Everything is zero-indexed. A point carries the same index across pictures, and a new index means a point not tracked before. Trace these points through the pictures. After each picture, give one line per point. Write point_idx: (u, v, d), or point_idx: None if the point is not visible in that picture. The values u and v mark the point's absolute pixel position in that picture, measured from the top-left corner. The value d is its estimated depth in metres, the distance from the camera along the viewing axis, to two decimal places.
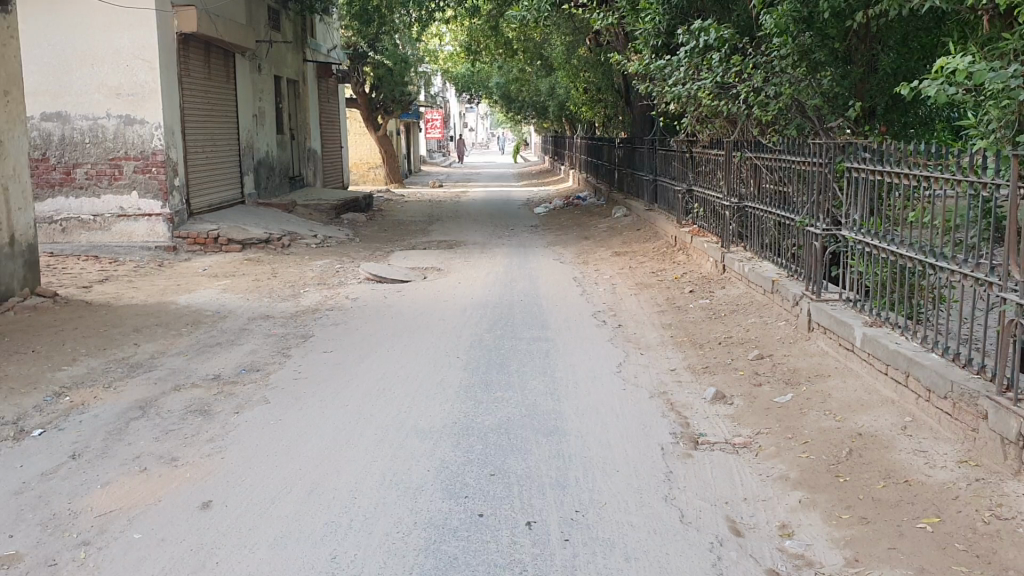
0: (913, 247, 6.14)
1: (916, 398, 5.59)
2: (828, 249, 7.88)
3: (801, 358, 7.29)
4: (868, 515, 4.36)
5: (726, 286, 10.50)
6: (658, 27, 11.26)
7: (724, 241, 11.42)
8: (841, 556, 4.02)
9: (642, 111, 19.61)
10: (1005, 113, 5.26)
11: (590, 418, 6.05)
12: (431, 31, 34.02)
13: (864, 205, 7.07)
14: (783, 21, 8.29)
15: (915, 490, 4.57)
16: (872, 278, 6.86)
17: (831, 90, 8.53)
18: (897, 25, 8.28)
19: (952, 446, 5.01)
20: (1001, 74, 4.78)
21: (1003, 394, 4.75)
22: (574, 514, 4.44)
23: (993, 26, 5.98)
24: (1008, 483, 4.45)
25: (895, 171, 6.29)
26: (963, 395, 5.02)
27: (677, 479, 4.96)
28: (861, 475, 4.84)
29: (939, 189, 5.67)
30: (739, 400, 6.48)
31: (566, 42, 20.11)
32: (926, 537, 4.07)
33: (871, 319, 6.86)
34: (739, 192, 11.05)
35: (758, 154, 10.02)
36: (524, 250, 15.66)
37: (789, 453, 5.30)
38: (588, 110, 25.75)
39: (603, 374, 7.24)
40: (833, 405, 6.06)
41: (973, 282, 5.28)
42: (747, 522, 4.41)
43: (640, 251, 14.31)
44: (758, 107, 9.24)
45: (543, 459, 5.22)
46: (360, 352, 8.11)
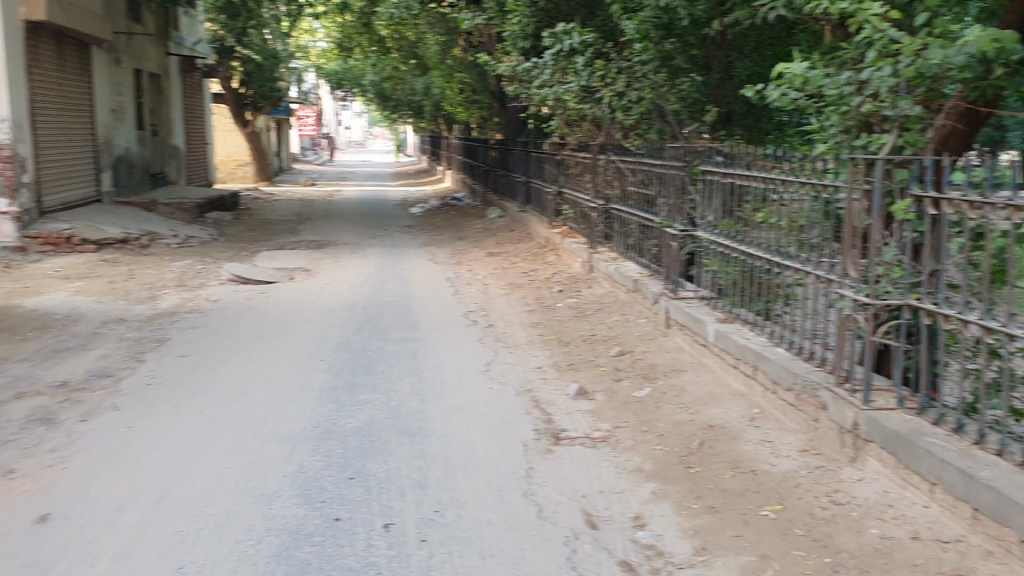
0: (762, 248, 6.44)
1: (763, 391, 5.85)
2: (685, 249, 8.13)
3: (659, 354, 7.51)
4: (717, 504, 4.53)
5: (593, 286, 10.68)
6: (525, 30, 11.43)
7: (592, 242, 11.66)
8: (690, 545, 4.15)
9: (514, 113, 19.74)
10: (844, 120, 5.29)
11: (452, 418, 6.06)
12: (303, 27, 33.37)
13: (718, 208, 7.34)
14: (644, 28, 8.55)
15: (760, 479, 4.77)
16: (725, 278, 7.15)
17: (689, 96, 8.95)
18: (750, 36, 8.70)
19: (795, 436, 5.27)
20: (836, 80, 5.00)
21: (841, 385, 5.00)
22: (433, 515, 4.44)
23: (834, 36, 6.28)
24: (845, 470, 4.70)
25: (746, 175, 6.56)
26: (805, 387, 5.28)
27: (536, 475, 5.02)
28: (711, 466, 5.03)
29: (786, 192, 5.93)
30: (599, 395, 6.61)
31: (440, 41, 19.66)
32: (768, 525, 4.25)
33: (724, 316, 7.14)
34: (604, 194, 11.29)
35: (622, 157, 10.26)
36: (396, 250, 15.57)
37: (645, 445, 5.45)
38: (463, 112, 25.63)
39: (468, 374, 7.27)
40: (688, 399, 6.26)
41: (816, 279, 5.56)
42: (602, 515, 4.51)
43: (511, 251, 14.43)
44: (621, 111, 9.45)
45: (404, 460, 5.21)
46: (219, 356, 7.87)
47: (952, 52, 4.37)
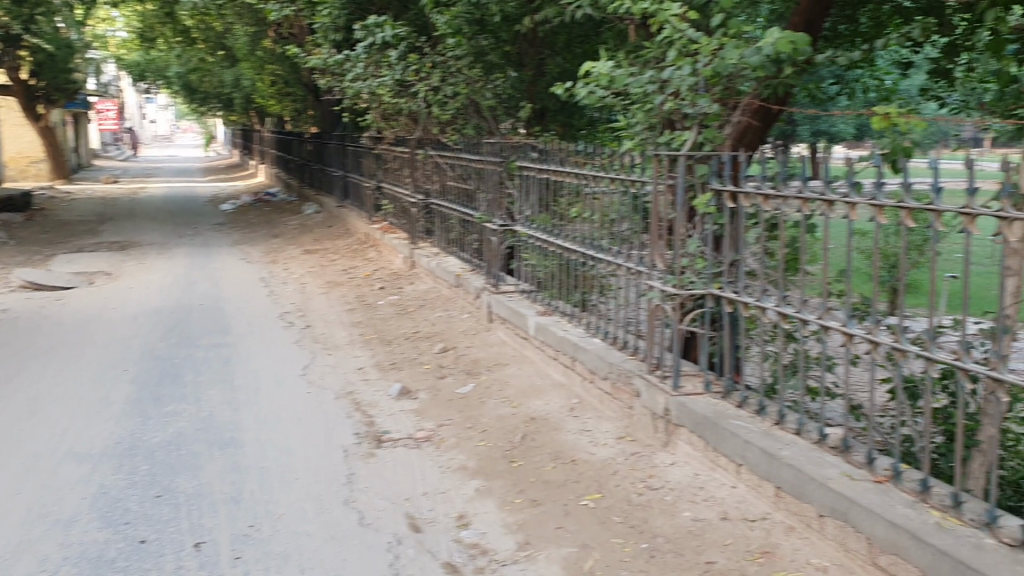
0: (577, 241, 6.57)
1: (581, 381, 5.97)
2: (504, 244, 8.18)
3: (481, 349, 7.53)
4: (538, 498, 4.57)
5: (414, 282, 10.60)
6: (336, 22, 11.07)
7: (413, 238, 11.57)
8: (513, 541, 4.16)
9: (330, 107, 19.31)
10: (648, 117, 5.37)
11: (269, 426, 5.84)
12: (99, 15, 31.36)
13: (535, 202, 7.41)
14: (456, 22, 8.52)
15: (580, 469, 4.86)
16: (544, 271, 7.25)
17: (504, 92, 9.10)
18: (560, 34, 8.84)
19: (612, 424, 5.40)
20: (640, 78, 5.11)
21: (654, 372, 5.16)
22: (248, 530, 4.25)
23: (638, 35, 6.46)
24: (659, 455, 4.85)
25: (560, 170, 6.65)
26: (620, 375, 5.42)
27: (357, 481, 4.91)
28: (533, 459, 5.07)
29: (597, 187, 6.04)
30: (422, 394, 6.56)
31: (249, 32, 18.88)
32: (588, 515, 4.32)
33: (544, 309, 7.24)
34: (424, 189, 11.22)
35: (440, 152, 10.21)
36: (208, 250, 14.91)
37: (467, 443, 5.44)
38: (275, 105, 24.84)
39: (286, 379, 7.03)
40: (509, 393, 6.30)
41: (628, 271, 5.72)
42: (425, 517, 4.45)
43: (331, 248, 14.13)
44: (437, 106, 9.38)
45: (217, 474, 4.97)
46: (8, 371, 7.26)
47: (748, 53, 4.52)
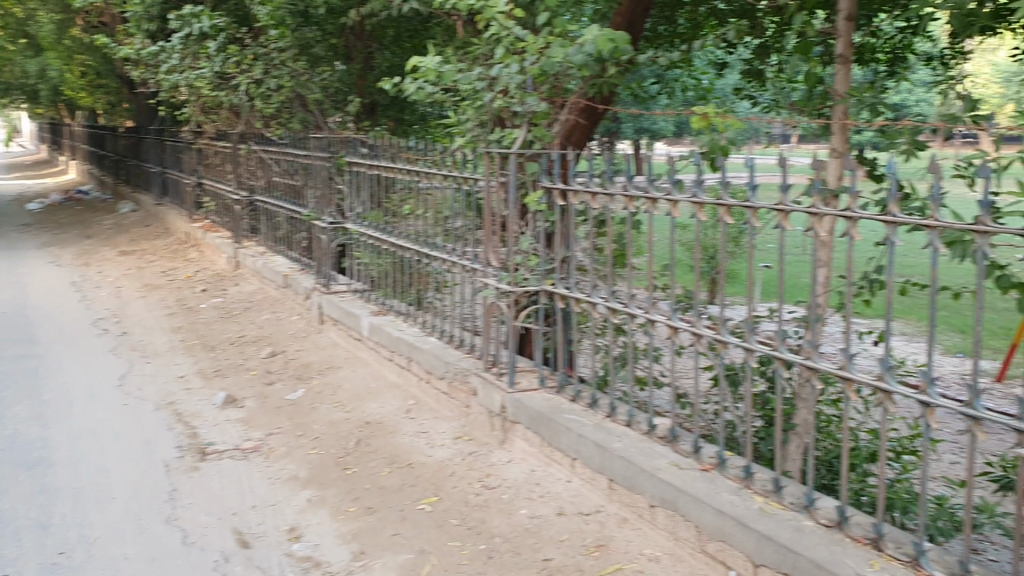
0: (410, 238, 6.46)
1: (417, 381, 5.88)
2: (335, 243, 7.97)
3: (312, 352, 7.31)
4: (373, 504, 4.45)
5: (240, 283, 10.20)
6: (150, 11, 10.46)
7: (238, 237, 11.12)
8: (347, 551, 4.03)
9: (145, 100, 18.32)
10: (478, 114, 5.31)
11: (81, 442, 5.44)
12: None
13: (367, 199, 7.24)
14: (279, 14, 8.15)
15: (416, 472, 4.77)
16: (377, 270, 7.13)
17: (330, 86, 8.85)
18: (387, 28, 8.58)
19: (448, 424, 5.34)
20: (468, 75, 5.11)
21: (489, 370, 5.13)
22: (57, 558, 3.93)
23: (466, 31, 6.43)
24: (495, 453, 4.83)
25: (390, 167, 6.51)
26: (456, 374, 5.38)
27: (181, 497, 4.64)
28: (368, 464, 4.95)
29: (428, 183, 5.94)
30: (250, 402, 6.29)
31: (53, 20, 17.61)
32: (424, 518, 4.24)
33: (377, 309, 7.11)
34: (249, 186, 10.80)
35: (265, 148, 9.85)
36: (10, 253, 13.83)
37: (299, 451, 5.26)
38: (86, 97, 23.37)
39: (100, 391, 6.58)
40: (342, 397, 6.14)
41: (462, 269, 5.67)
42: (254, 532, 4.26)
43: (149, 249, 13.40)
44: (260, 100, 9.02)
45: (22, 499, 4.57)
46: None
47: (571, 51, 4.52)
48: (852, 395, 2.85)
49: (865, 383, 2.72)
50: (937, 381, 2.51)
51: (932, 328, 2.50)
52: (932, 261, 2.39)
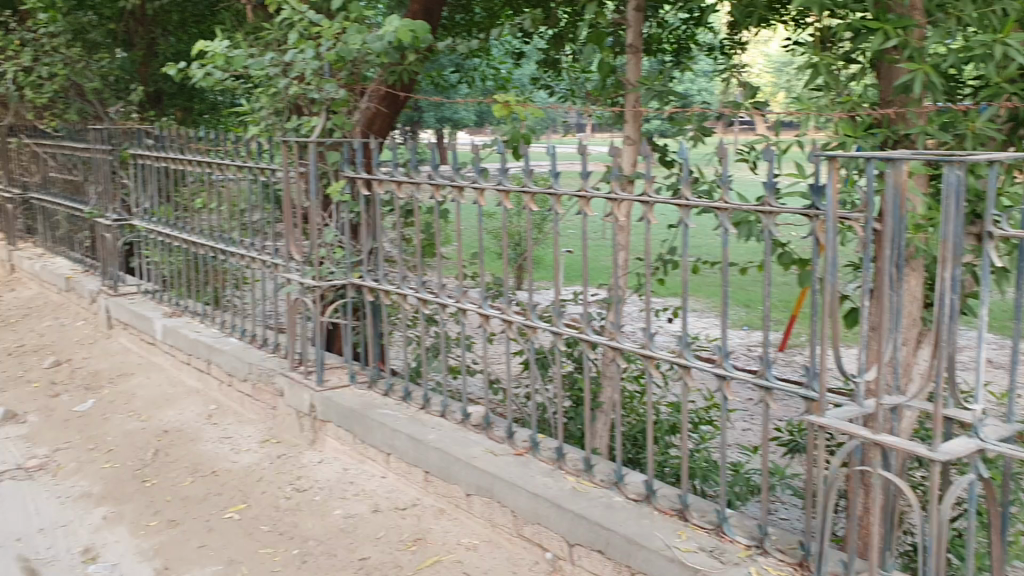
0: (205, 234, 6.15)
1: (219, 384, 5.62)
2: (122, 241, 7.49)
3: (101, 359, 6.83)
4: (177, 517, 4.19)
5: (15, 288, 9.40)
6: None
7: (11, 238, 10.24)
8: (150, 569, 3.78)
9: None
10: (274, 101, 4.92)
11: None
12: None
13: (155, 193, 6.81)
14: None
15: (222, 479, 4.54)
16: (170, 268, 6.76)
17: (110, 73, 8.08)
18: (171, 12, 8.07)
19: (255, 427, 5.12)
20: (260, 60, 4.75)
21: (296, 368, 4.96)
22: None
23: (256, 16, 6.18)
24: (306, 454, 4.68)
25: (178, 158, 6.15)
26: (261, 375, 5.18)
27: None
28: (169, 475, 4.66)
29: (220, 175, 5.64)
30: (32, 416, 5.79)
31: None
32: (233, 527, 4.03)
33: (171, 310, 6.74)
34: (21, 182, 9.96)
35: (37, 140, 9.10)
36: None
37: (91, 466, 4.89)
38: None
39: None
40: (137, 405, 5.77)
41: (261, 264, 5.46)
42: (44, 558, 3.92)
43: None
44: (29, 88, 8.29)
45: None
46: None
47: (369, 38, 4.37)
48: (654, 373, 2.93)
49: (666, 360, 2.81)
50: (731, 355, 2.62)
51: (725, 305, 2.61)
52: (723, 241, 2.49)
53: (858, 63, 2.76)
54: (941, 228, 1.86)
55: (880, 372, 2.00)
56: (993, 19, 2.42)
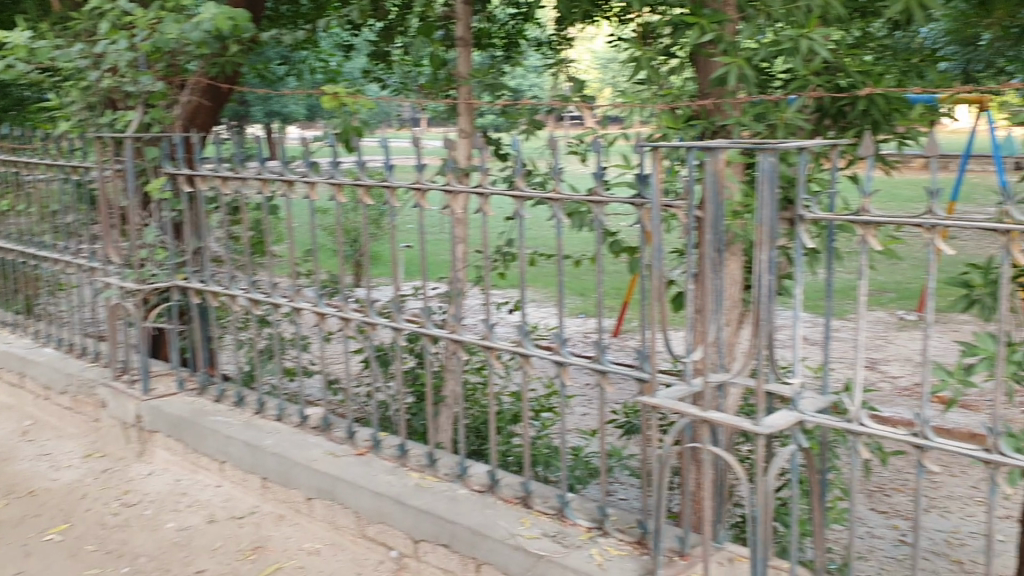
0: (13, 239, 5.73)
1: (34, 399, 5.24)
2: None
3: None
4: None
5: None
6: None
7: None
8: None
9: None
10: (85, 95, 4.62)
11: None
12: None
13: None
14: None
15: (40, 499, 4.21)
16: None
17: None
18: None
19: (76, 442, 4.80)
20: (68, 52, 4.48)
21: (120, 378, 4.70)
22: None
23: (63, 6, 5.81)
24: (134, 467, 4.42)
25: None
26: (81, 386, 4.87)
27: None
28: None
29: (28, 175, 5.27)
30: None
31: None
32: (55, 549, 3.72)
33: None
34: None
35: None
36: None
37: None
38: None
39: None
40: None
41: (78, 269, 5.14)
42: None
43: None
44: None
45: None
46: None
47: (187, 27, 4.19)
48: (494, 363, 2.94)
49: (506, 350, 2.83)
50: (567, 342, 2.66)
51: (559, 294, 2.64)
52: (556, 232, 2.52)
53: (679, 58, 2.91)
54: (756, 214, 1.94)
55: (706, 352, 2.07)
56: (797, 15, 2.54)
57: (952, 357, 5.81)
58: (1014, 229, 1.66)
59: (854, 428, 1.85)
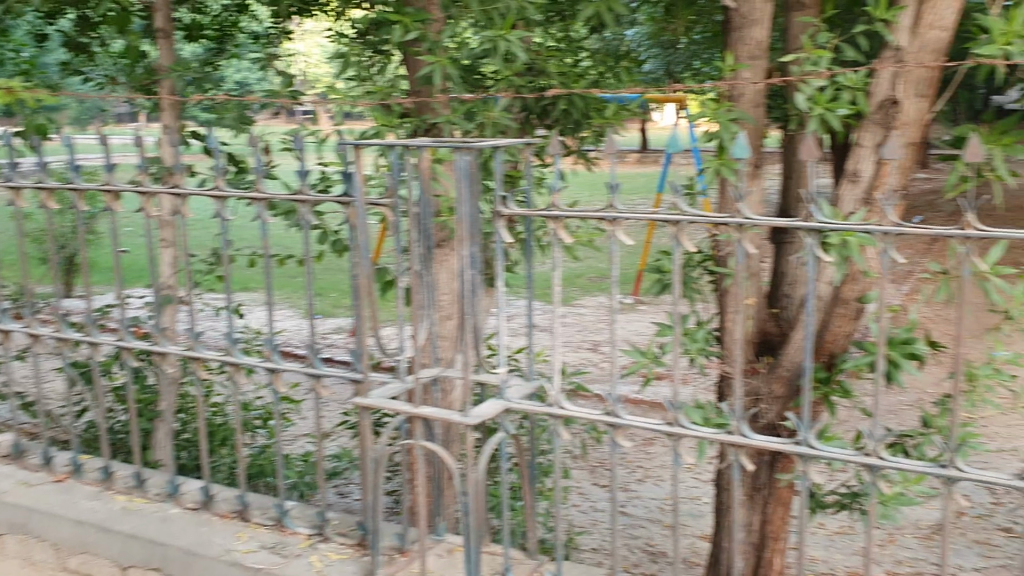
0: None
1: None
2: None
3: None
4: None
5: None
6: None
7: None
8: None
9: None
10: None
11: None
12: None
13: None
14: None
15: None
16: None
17: None
18: None
19: None
20: None
21: None
22: None
23: None
24: None
25: None
26: None
27: None
28: None
29: None
30: None
31: None
32: None
33: None
34: None
35: None
36: None
37: None
38: None
39: None
40: None
41: None
42: None
43: None
44: None
45: None
46: None
47: None
48: (201, 376, 2.55)
49: (214, 361, 2.42)
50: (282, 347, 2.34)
51: (270, 295, 2.34)
52: (262, 230, 2.23)
53: (390, 54, 2.76)
54: (455, 210, 1.79)
55: (416, 351, 1.96)
56: (495, 17, 2.41)
57: (645, 337, 5.59)
58: (684, 221, 1.68)
59: (553, 411, 1.84)
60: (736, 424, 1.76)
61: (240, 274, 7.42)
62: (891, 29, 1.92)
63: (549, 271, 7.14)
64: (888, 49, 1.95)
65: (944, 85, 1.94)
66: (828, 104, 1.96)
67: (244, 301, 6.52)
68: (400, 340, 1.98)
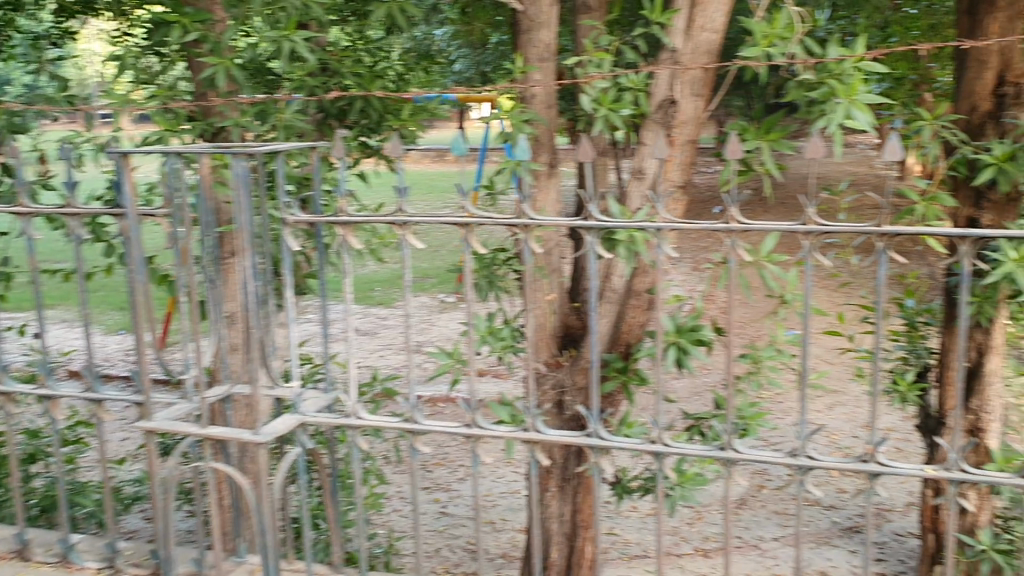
0: None
1: None
2: None
3: None
4: None
5: None
6: None
7: None
8: None
9: None
10: None
11: None
12: None
13: None
14: None
15: None
16: None
17: None
18: None
19: None
20: None
21: None
22: None
23: None
24: None
25: None
26: None
27: None
28: None
29: None
30: None
31: None
32: None
33: None
34: None
35: None
36: None
37: None
38: None
39: None
40: None
41: None
42: None
43: None
44: None
45: None
46: None
47: None
48: None
49: None
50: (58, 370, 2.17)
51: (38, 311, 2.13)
52: (29, 248, 2.06)
53: (170, 55, 2.44)
54: (234, 219, 1.70)
55: (200, 371, 1.81)
56: (280, 16, 2.21)
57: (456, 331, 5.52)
58: (474, 222, 1.70)
59: (352, 421, 1.81)
60: (529, 422, 1.81)
61: (14, 290, 6.69)
62: (667, 31, 2.02)
63: (361, 274, 6.96)
64: (664, 51, 2.04)
65: (716, 85, 2.06)
66: (611, 104, 2.02)
67: (21, 321, 5.88)
68: (185, 358, 1.86)
